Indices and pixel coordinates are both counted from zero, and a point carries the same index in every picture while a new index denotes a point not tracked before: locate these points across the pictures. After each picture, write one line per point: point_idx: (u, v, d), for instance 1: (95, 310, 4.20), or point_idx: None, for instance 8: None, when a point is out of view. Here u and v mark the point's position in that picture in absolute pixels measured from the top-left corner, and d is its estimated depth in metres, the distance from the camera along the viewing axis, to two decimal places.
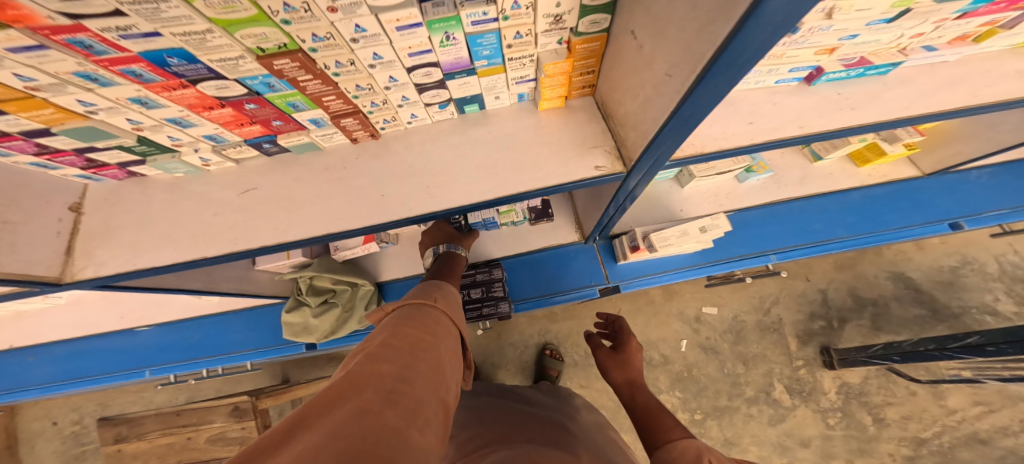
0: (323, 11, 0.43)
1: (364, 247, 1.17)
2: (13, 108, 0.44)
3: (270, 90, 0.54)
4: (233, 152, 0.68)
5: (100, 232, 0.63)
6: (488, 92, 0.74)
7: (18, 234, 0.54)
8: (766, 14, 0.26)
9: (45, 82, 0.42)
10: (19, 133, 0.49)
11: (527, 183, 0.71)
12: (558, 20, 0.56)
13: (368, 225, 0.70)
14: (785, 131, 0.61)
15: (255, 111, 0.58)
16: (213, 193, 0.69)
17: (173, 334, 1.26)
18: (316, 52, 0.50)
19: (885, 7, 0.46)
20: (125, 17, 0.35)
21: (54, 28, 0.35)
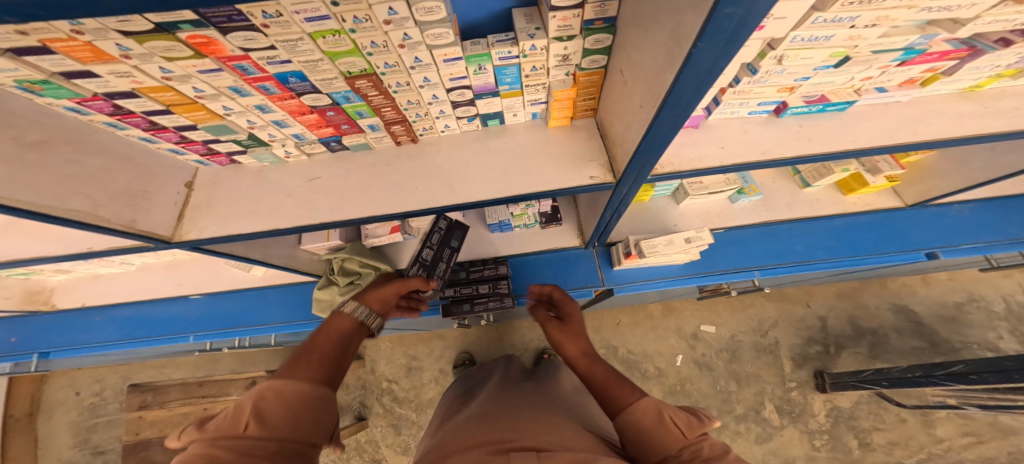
0: (395, 47, 0.65)
1: (389, 235, 1.32)
2: (180, 110, 0.65)
3: (346, 101, 0.76)
4: (308, 148, 0.89)
5: (202, 205, 0.82)
6: (507, 110, 0.90)
7: (152, 200, 0.73)
8: (697, 65, 0.40)
9: (209, 93, 0.62)
10: (173, 127, 0.69)
11: (534, 187, 0.86)
12: (564, 59, 0.71)
13: (401, 212, 0.87)
14: (748, 157, 0.73)
15: (332, 117, 0.80)
16: (287, 180, 0.89)
17: (219, 304, 1.45)
18: (385, 75, 0.71)
19: (824, 57, 0.53)
20: (275, 49, 0.57)
21: (231, 57, 0.56)
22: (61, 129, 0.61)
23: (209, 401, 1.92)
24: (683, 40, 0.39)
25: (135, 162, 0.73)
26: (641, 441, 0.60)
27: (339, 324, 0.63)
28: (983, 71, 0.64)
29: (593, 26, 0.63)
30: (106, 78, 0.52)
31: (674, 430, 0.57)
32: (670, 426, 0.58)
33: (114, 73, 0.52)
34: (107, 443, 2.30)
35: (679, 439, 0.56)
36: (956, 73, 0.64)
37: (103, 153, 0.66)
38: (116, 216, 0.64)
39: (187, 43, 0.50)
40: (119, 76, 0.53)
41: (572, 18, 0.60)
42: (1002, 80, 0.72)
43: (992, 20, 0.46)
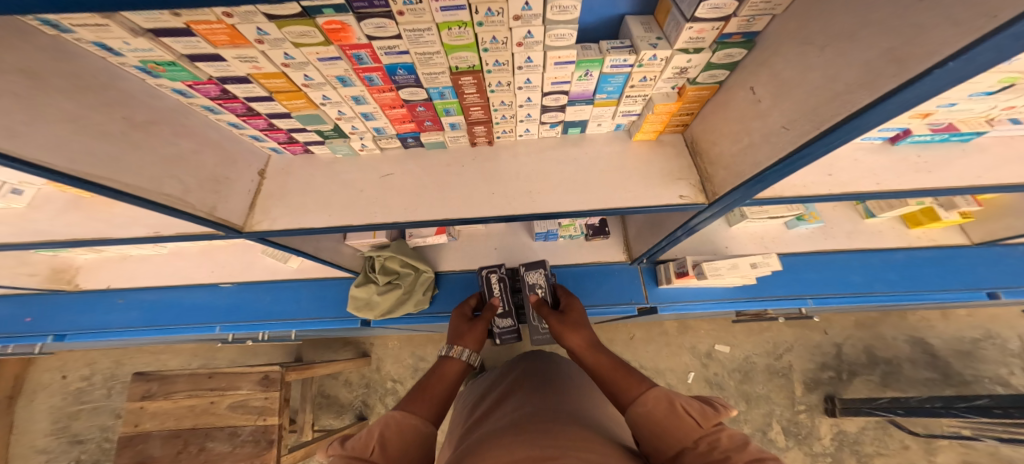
0: (513, 45, 0.61)
1: (433, 237, 1.31)
2: (282, 98, 0.64)
3: (440, 97, 0.74)
4: (384, 142, 0.87)
5: (274, 194, 0.81)
6: (593, 119, 0.87)
7: (232, 187, 0.73)
8: (914, 92, 0.35)
9: (316, 82, 0.62)
10: (266, 115, 0.68)
11: (616, 201, 0.83)
12: (682, 72, 0.67)
13: (477, 216, 0.83)
14: (861, 185, 0.71)
15: (420, 113, 0.78)
16: (362, 174, 0.87)
17: (246, 294, 1.37)
18: (490, 73, 0.68)
19: (991, 83, 0.53)
20: (399, 39, 0.56)
21: (354, 45, 0.55)
22: (166, 110, 0.61)
23: (218, 396, 1.65)
24: (908, 60, 0.35)
25: (221, 146, 0.72)
26: (656, 435, 0.54)
27: (449, 368, 0.77)
28: None
29: (728, 40, 0.59)
30: (230, 62, 0.53)
31: (688, 422, 0.52)
32: (684, 418, 0.53)
33: (241, 57, 0.53)
34: (87, 432, 2.23)
35: (696, 433, 0.50)
36: None
37: (193, 136, 0.66)
38: (199, 202, 0.64)
39: (322, 28, 0.50)
40: (243, 61, 0.54)
41: (708, 31, 0.57)
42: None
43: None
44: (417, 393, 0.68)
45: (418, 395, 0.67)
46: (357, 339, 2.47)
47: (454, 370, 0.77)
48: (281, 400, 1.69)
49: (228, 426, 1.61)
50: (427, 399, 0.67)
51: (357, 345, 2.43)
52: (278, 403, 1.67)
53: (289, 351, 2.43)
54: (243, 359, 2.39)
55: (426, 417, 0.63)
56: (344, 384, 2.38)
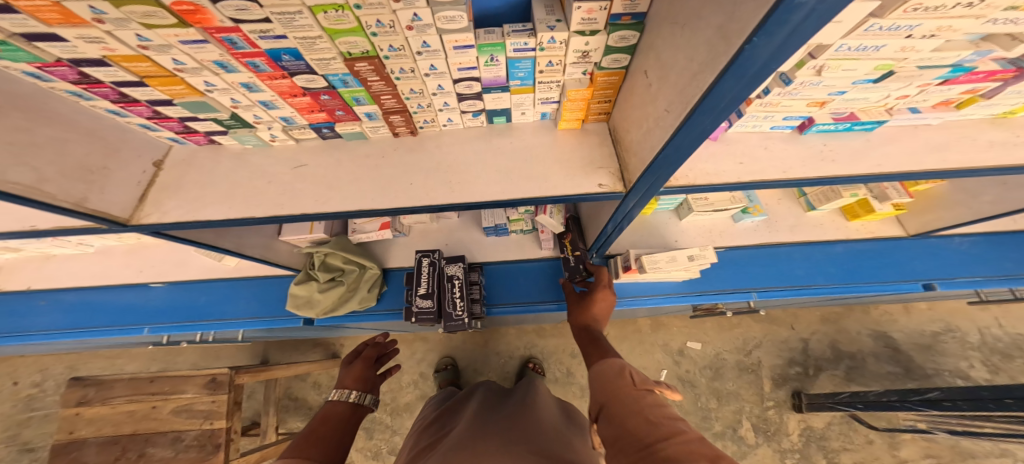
0: (402, 28, 0.55)
1: (378, 232, 1.25)
2: (156, 83, 0.60)
3: (343, 85, 0.68)
4: (297, 132, 0.82)
5: (171, 187, 0.77)
6: (516, 108, 0.83)
7: (109, 179, 0.68)
8: (742, 68, 0.36)
9: (190, 67, 0.57)
10: (147, 102, 0.65)
11: (536, 191, 0.79)
12: (585, 56, 0.65)
13: (391, 208, 0.78)
14: (768, 174, 0.70)
15: (326, 101, 0.71)
16: (272, 164, 0.83)
17: (177, 295, 1.35)
18: (388, 59, 0.61)
19: (868, 70, 0.52)
20: (269, 22, 0.49)
21: (220, 28, 0.50)
22: (18, 94, 0.57)
23: (161, 400, 1.50)
24: (732, 36, 0.36)
25: (97, 135, 0.68)
26: (596, 384, 0.65)
27: (332, 410, 0.78)
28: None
29: (618, 21, 0.58)
30: (73, 43, 0.49)
31: (625, 379, 0.61)
32: (624, 377, 0.62)
33: (84, 38, 0.48)
34: (38, 441, 2.12)
35: (628, 387, 0.59)
36: (996, 96, 0.60)
37: (60, 124, 0.62)
38: (64, 194, 0.60)
39: (172, 10, 0.45)
40: (89, 42, 0.49)
41: (597, 11, 0.55)
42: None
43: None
44: (301, 442, 0.67)
45: (306, 443, 0.67)
46: (327, 340, 2.40)
47: (342, 408, 0.79)
48: (232, 402, 1.53)
49: (171, 430, 1.46)
50: (314, 443, 0.67)
51: (327, 346, 2.35)
52: (227, 406, 1.52)
53: (254, 353, 2.34)
54: (203, 363, 2.31)
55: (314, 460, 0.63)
56: (312, 387, 2.32)
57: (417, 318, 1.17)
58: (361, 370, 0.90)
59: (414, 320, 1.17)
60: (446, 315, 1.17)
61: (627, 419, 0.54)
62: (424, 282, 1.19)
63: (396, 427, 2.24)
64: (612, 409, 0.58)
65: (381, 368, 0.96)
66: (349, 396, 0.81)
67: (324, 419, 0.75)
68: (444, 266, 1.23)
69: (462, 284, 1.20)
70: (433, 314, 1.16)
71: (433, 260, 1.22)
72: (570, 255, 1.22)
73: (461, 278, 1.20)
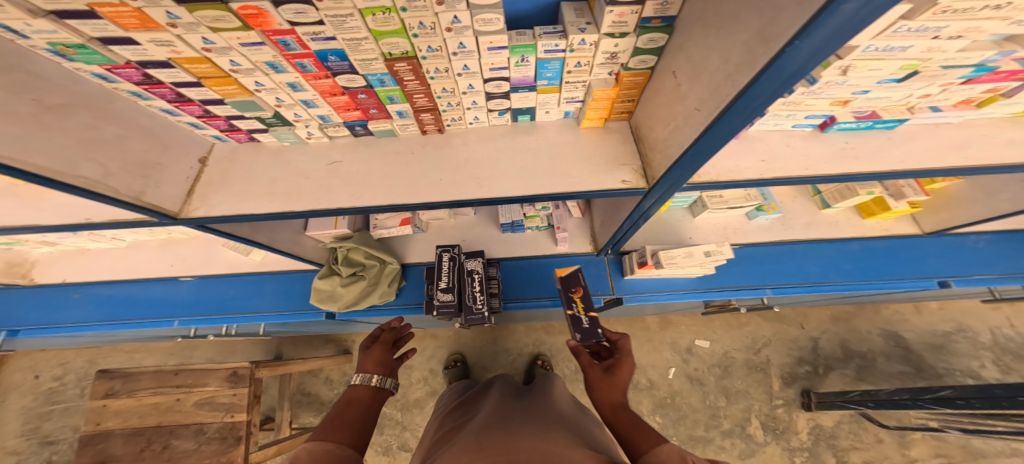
0: (442, 30, 0.57)
1: (399, 228, 1.29)
2: (211, 83, 0.64)
3: (381, 85, 0.70)
4: (331, 130, 0.85)
5: (213, 183, 0.81)
6: (540, 106, 0.85)
7: (162, 175, 0.72)
8: (780, 69, 0.39)
9: (244, 68, 0.60)
10: (198, 101, 0.69)
11: (562, 187, 0.82)
12: (613, 57, 0.68)
13: (422, 202, 0.80)
14: (791, 171, 0.73)
15: (363, 100, 0.74)
16: (307, 160, 0.86)
17: (208, 289, 1.39)
18: (426, 60, 0.64)
19: (893, 70, 0.54)
20: (322, 25, 0.52)
21: (277, 31, 0.52)
22: (84, 94, 0.61)
23: (184, 393, 1.55)
24: (770, 40, 0.39)
25: (152, 133, 0.72)
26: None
27: (357, 393, 0.81)
28: None
29: (649, 24, 0.61)
30: (145, 46, 0.53)
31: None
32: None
33: (155, 42, 0.52)
34: (59, 433, 2.17)
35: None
36: (1017, 95, 0.62)
37: (121, 122, 0.66)
38: (125, 188, 0.63)
39: (238, 14, 0.48)
40: (159, 45, 0.53)
41: (628, 15, 0.57)
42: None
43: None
44: (331, 425, 0.71)
45: (333, 425, 0.70)
46: (340, 336, 2.44)
47: (365, 393, 0.82)
48: (251, 396, 1.57)
49: (194, 422, 1.51)
50: (345, 427, 0.71)
51: (339, 342, 2.39)
52: (247, 399, 1.55)
53: (268, 349, 2.39)
54: (220, 357, 2.36)
55: (346, 445, 0.66)
56: (326, 382, 2.37)
57: (438, 311, 1.20)
58: (380, 354, 0.93)
59: (435, 314, 1.21)
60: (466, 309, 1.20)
61: None
62: (444, 276, 1.23)
63: (406, 423, 2.27)
64: None
65: (398, 352, 0.99)
66: (369, 379, 0.84)
67: (349, 402, 0.78)
68: (463, 261, 1.27)
69: (481, 278, 1.23)
70: (453, 308, 1.20)
71: (454, 255, 1.26)
72: (582, 316, 1.07)
73: (481, 273, 1.24)
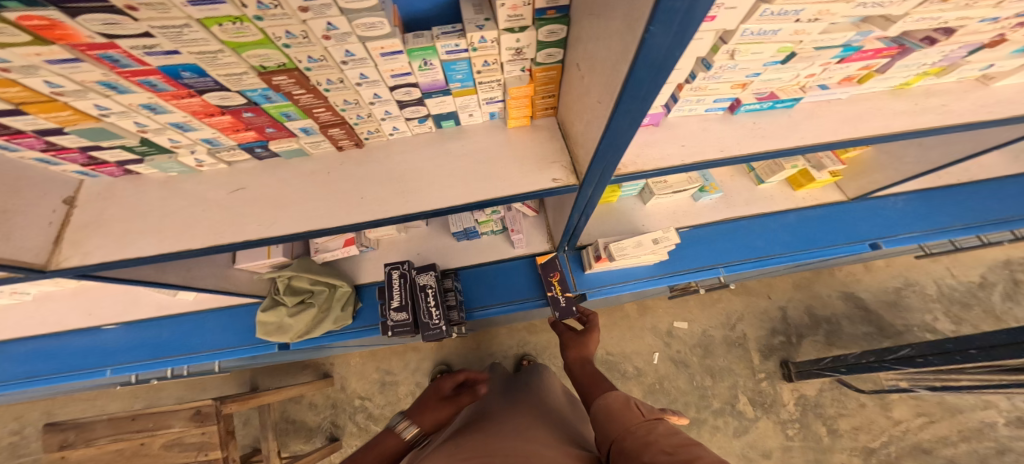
0: (318, 38, 0.47)
1: (343, 249, 1.22)
2: (36, 110, 0.50)
3: (267, 101, 0.59)
4: (225, 155, 0.75)
5: (89, 224, 0.72)
6: (462, 110, 0.80)
7: (11, 224, 0.60)
8: (650, 52, 0.38)
9: (70, 89, 0.47)
10: (32, 131, 0.55)
11: (492, 192, 0.78)
12: (518, 52, 0.65)
13: (340, 225, 0.74)
14: (707, 155, 0.74)
15: (251, 119, 0.63)
16: (204, 190, 0.77)
17: (140, 332, 1.29)
18: (310, 71, 0.54)
19: (772, 52, 0.59)
20: (153, 37, 0.41)
21: (92, 45, 0.40)
22: None
23: (149, 436, 1.38)
24: (634, 25, 0.38)
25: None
26: (605, 422, 0.67)
27: (386, 443, 0.75)
28: (912, 69, 0.66)
29: (545, 16, 0.59)
30: None
31: (635, 411, 0.65)
32: (634, 410, 0.66)
33: None
34: None
35: (638, 420, 0.62)
36: (889, 70, 0.66)
37: None
38: None
39: (19, 24, 0.35)
40: None
41: (521, 7, 0.55)
42: (929, 77, 0.73)
43: (920, 16, 0.50)
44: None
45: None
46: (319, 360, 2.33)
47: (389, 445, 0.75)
48: (224, 431, 1.41)
49: None
50: None
51: (317, 366, 2.26)
52: (220, 436, 1.39)
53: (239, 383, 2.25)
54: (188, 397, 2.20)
55: None
56: (309, 408, 2.22)
57: (394, 331, 1.14)
58: (439, 415, 0.82)
59: (391, 334, 1.15)
60: (423, 325, 1.15)
61: (640, 451, 0.55)
62: (396, 294, 1.18)
63: None
64: (623, 444, 0.59)
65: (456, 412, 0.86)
66: (405, 433, 0.76)
67: (373, 448, 0.74)
68: (415, 276, 1.21)
69: (436, 292, 1.18)
70: (409, 326, 1.14)
71: (404, 271, 1.20)
72: (560, 296, 1.23)
73: (435, 286, 1.19)
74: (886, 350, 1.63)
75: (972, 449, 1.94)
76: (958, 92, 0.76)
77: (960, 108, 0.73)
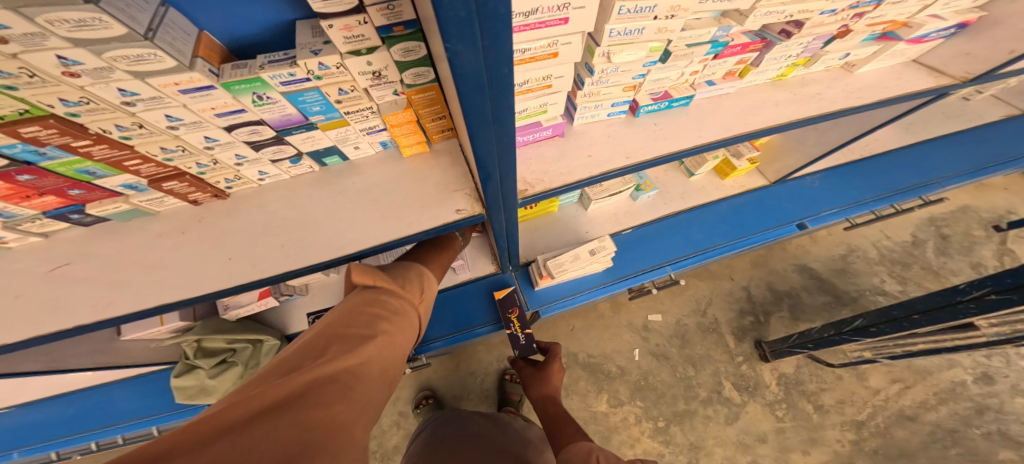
0: (58, 77, 0.37)
1: (259, 302, 1.08)
2: None
3: (41, 157, 0.45)
4: (32, 226, 0.59)
5: None
6: (343, 143, 0.71)
7: None
8: (462, 70, 0.33)
9: None
10: None
11: (387, 232, 0.69)
12: (377, 76, 0.57)
13: (212, 290, 0.62)
14: (614, 163, 0.70)
15: (35, 182, 0.48)
16: (16, 271, 0.62)
17: (41, 411, 1.15)
18: (76, 116, 0.43)
19: (646, 52, 0.58)
20: None
21: None
22: None
23: None
24: None
25: None
26: None
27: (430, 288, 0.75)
28: (782, 62, 0.71)
29: (392, 33, 0.51)
30: None
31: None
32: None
33: None
34: None
35: None
36: (761, 63, 0.69)
37: None
38: None
39: None
40: None
41: (357, 27, 0.49)
42: (799, 68, 0.77)
43: (765, 10, 0.55)
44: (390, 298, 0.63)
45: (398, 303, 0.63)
46: None
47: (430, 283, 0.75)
48: None
49: None
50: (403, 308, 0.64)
51: None
52: None
53: None
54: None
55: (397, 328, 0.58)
56: None
57: None
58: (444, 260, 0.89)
59: None
60: None
61: None
62: None
63: None
64: None
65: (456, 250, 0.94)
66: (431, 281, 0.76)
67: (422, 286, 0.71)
68: None
69: None
70: None
71: None
72: (518, 332, 1.17)
73: None
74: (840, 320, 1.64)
75: (952, 412, 1.92)
76: (829, 80, 0.80)
77: (833, 93, 0.78)
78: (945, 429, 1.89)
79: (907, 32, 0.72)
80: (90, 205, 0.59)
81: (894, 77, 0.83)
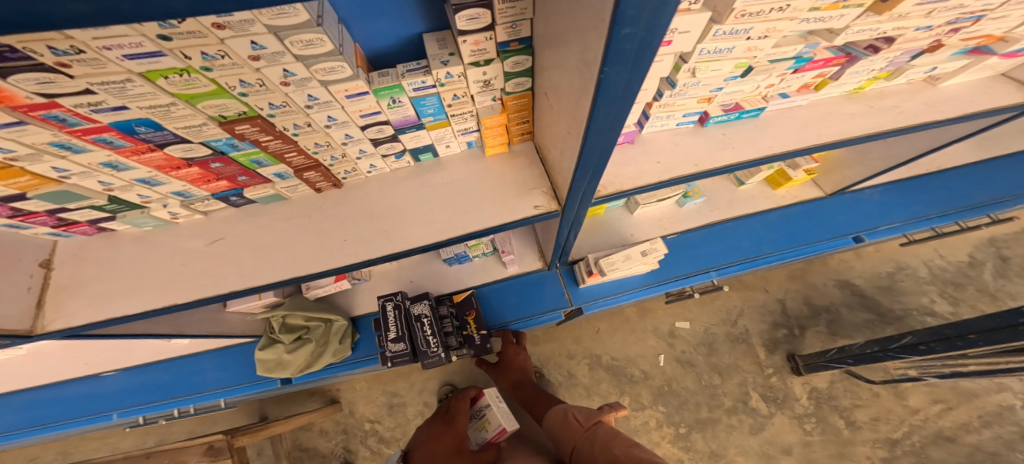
0: (276, 85, 0.47)
1: (335, 284, 1.20)
2: None
3: (234, 149, 0.57)
4: (200, 205, 0.71)
5: (68, 285, 0.69)
6: (438, 142, 0.80)
7: None
8: (608, 88, 0.41)
9: (22, 153, 0.45)
10: None
11: (474, 224, 0.77)
12: (486, 84, 0.66)
13: (322, 269, 0.73)
14: (680, 170, 0.76)
15: (220, 169, 0.61)
16: (181, 243, 0.74)
17: (144, 376, 1.29)
18: (273, 117, 0.53)
19: (730, 68, 0.63)
20: (95, 94, 0.39)
21: (33, 105, 0.38)
22: None
23: None
24: (591, 65, 0.41)
25: None
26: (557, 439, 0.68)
27: None
28: (863, 75, 0.73)
29: (508, 48, 0.60)
30: None
31: (574, 424, 0.68)
32: (573, 422, 0.68)
33: None
34: None
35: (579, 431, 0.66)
36: (841, 77, 0.72)
37: None
38: None
39: None
40: None
41: (485, 42, 0.57)
42: (879, 81, 0.80)
43: (858, 28, 0.57)
44: None
45: None
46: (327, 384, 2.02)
47: None
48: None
49: None
50: None
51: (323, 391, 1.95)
52: None
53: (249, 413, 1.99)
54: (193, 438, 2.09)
55: None
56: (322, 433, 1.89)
57: (393, 362, 1.11)
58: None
59: (390, 365, 1.12)
60: (422, 354, 1.12)
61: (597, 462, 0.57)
62: (391, 326, 1.14)
63: None
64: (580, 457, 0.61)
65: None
66: None
67: None
68: (410, 306, 1.17)
69: (431, 321, 1.15)
70: (408, 355, 1.11)
71: (398, 303, 1.16)
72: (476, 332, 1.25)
73: (429, 316, 1.16)
74: (887, 337, 1.60)
75: (996, 435, 1.85)
76: (909, 92, 0.83)
77: (901, 109, 0.80)
78: (987, 452, 1.84)
79: (1002, 46, 0.71)
80: (246, 189, 0.71)
81: (965, 93, 0.84)
